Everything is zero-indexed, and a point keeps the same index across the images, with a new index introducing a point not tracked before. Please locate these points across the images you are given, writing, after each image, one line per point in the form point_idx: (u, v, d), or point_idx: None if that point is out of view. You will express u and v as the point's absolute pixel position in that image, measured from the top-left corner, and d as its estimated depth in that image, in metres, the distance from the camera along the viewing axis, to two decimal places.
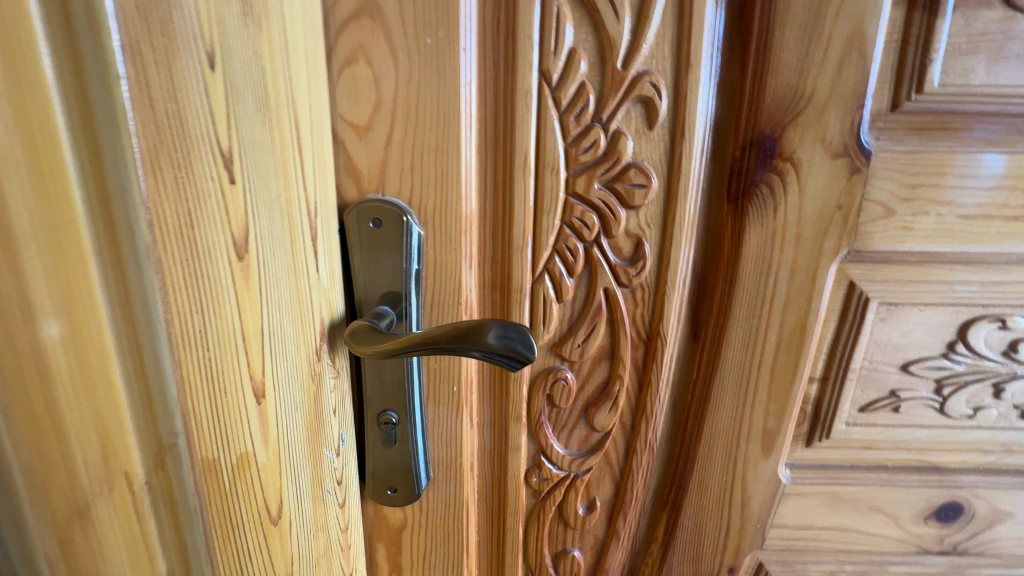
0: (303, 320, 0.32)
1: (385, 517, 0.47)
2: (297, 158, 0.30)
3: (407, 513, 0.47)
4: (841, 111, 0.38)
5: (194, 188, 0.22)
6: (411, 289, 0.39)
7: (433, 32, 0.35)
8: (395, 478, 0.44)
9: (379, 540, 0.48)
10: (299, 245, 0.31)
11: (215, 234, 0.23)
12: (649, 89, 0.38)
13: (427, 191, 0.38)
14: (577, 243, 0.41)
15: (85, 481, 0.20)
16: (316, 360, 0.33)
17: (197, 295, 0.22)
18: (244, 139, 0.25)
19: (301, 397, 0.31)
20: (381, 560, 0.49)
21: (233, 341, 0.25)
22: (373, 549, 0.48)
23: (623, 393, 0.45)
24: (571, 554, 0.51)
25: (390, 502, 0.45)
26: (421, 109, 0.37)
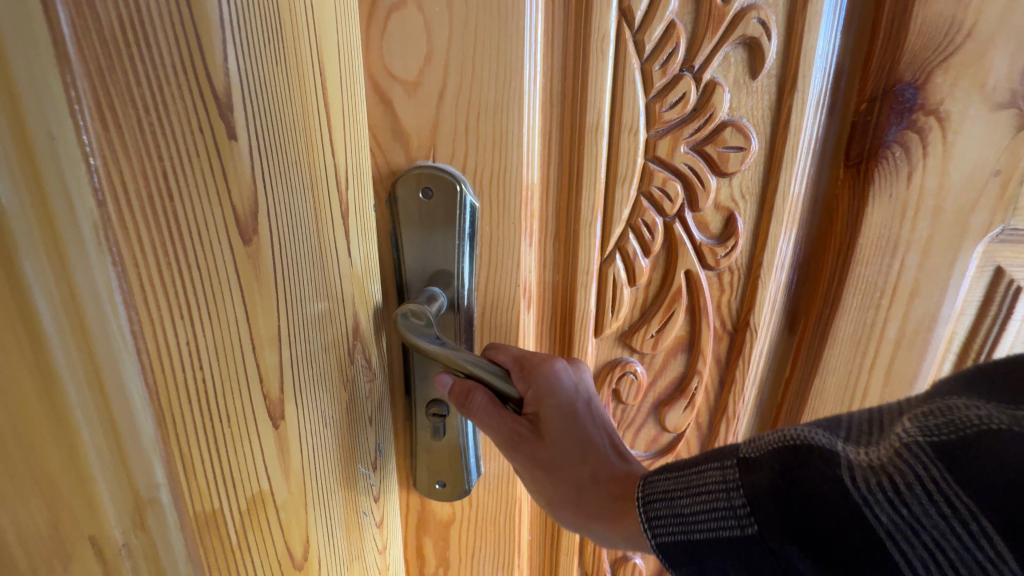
0: (333, 317, 0.29)
1: (431, 511, 0.44)
2: (323, 117, 0.26)
3: (456, 508, 0.44)
4: (1010, 49, 0.29)
5: (176, 154, 0.18)
6: (464, 269, 0.35)
7: None
8: (444, 472, 0.41)
9: (426, 534, 0.45)
10: (325, 220, 0.27)
11: (207, 212, 0.20)
12: (755, 27, 0.31)
13: (484, 156, 0.33)
14: (656, 217, 0.36)
15: (20, 555, 0.16)
16: (348, 362, 0.31)
17: (185, 288, 0.19)
18: (251, 89, 0.21)
19: (331, 390, 0.29)
20: (428, 554, 0.46)
21: (235, 349, 0.21)
22: (418, 541, 0.46)
23: (701, 390, 0.40)
24: (632, 562, 0.47)
25: (437, 496, 0.42)
26: (477, 61, 0.32)
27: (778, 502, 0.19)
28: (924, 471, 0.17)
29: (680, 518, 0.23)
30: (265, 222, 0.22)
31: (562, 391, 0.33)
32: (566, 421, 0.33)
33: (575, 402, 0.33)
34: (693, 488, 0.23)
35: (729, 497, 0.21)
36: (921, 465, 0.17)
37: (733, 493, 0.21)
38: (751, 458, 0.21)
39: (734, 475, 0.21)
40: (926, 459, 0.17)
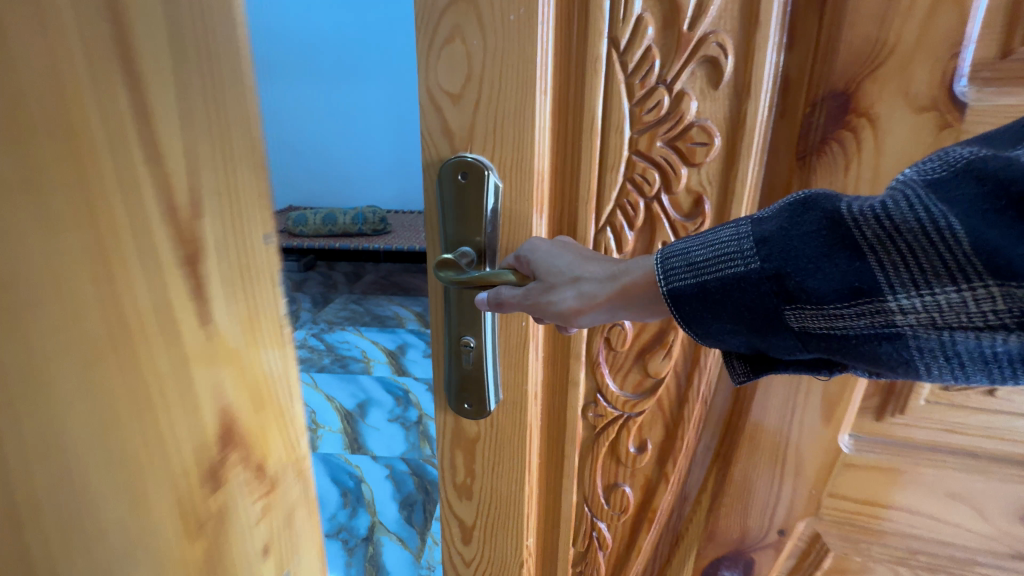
0: (254, 386, 0.29)
1: (463, 427, 0.56)
2: (234, 153, 0.26)
3: (481, 428, 0.55)
4: (929, 61, 0.36)
5: (68, 280, 0.20)
6: (489, 233, 0.47)
7: (515, 9, 0.41)
8: (471, 393, 0.53)
9: (458, 446, 0.56)
10: (247, 276, 0.28)
11: (91, 323, 0.21)
12: (715, 49, 0.40)
13: (507, 149, 0.45)
14: (638, 198, 0.45)
15: None
16: (224, 458, 0.28)
17: (85, 405, 0.21)
18: (103, 160, 0.20)
19: (119, 511, 0.23)
20: (459, 464, 0.57)
21: (130, 452, 0.23)
22: (454, 452, 0.56)
23: (677, 343, 0.49)
24: (622, 489, 0.56)
25: (465, 414, 0.54)
26: (502, 79, 0.43)
27: (783, 238, 0.31)
28: (889, 193, 0.28)
29: (696, 263, 0.34)
30: (140, 308, 0.22)
31: (541, 248, 0.43)
32: (547, 262, 0.42)
33: (565, 267, 0.41)
34: (711, 241, 0.34)
35: (742, 243, 0.32)
36: (907, 191, 0.28)
37: (745, 242, 0.32)
38: (762, 216, 0.33)
39: (753, 222, 0.33)
40: (921, 188, 0.27)
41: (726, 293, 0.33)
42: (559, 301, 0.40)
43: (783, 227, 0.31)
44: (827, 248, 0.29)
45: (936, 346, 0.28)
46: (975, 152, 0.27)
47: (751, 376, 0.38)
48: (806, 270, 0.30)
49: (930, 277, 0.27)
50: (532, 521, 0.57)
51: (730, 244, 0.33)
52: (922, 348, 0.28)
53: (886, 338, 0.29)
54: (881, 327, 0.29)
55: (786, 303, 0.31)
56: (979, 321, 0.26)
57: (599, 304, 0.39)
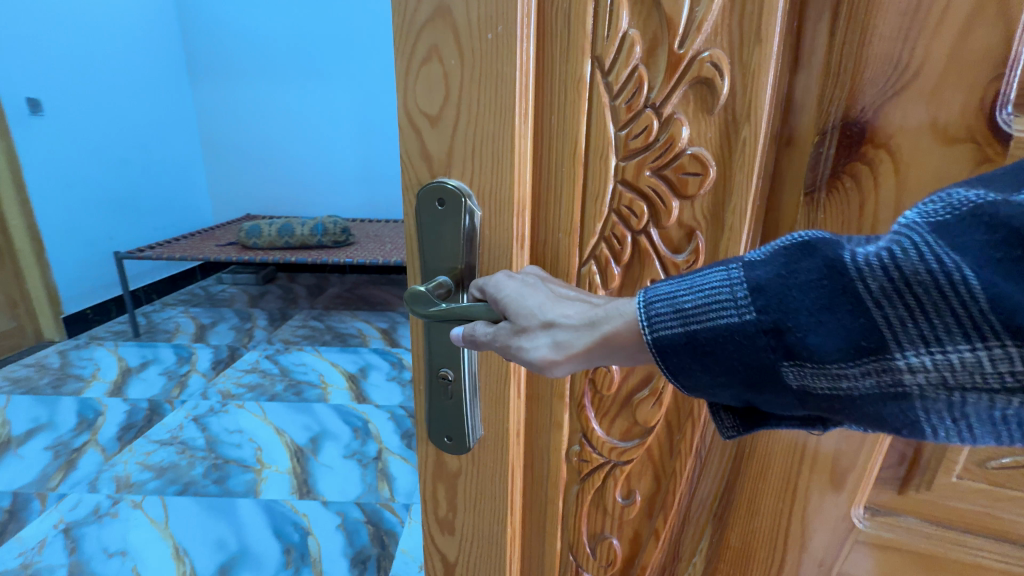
0: None
1: (444, 462, 0.51)
2: None
3: (462, 463, 0.50)
4: (965, 84, 0.30)
5: None
6: (468, 264, 0.43)
7: (493, 26, 0.37)
8: (451, 428, 0.48)
9: (437, 480, 0.51)
10: None
11: None
12: (710, 69, 0.35)
13: (485, 175, 0.41)
14: (625, 231, 0.41)
15: None
16: None
17: None
18: None
19: None
20: (441, 499, 0.52)
21: None
22: (436, 485, 0.52)
23: (668, 390, 0.44)
24: (609, 541, 0.51)
25: (445, 449, 0.49)
26: (481, 100, 0.39)
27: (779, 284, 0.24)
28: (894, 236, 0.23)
29: (679, 311, 0.27)
30: None
31: (506, 287, 0.37)
32: (516, 304, 0.35)
33: (536, 309, 0.35)
34: (695, 284, 0.27)
35: (732, 288, 0.25)
36: (915, 234, 0.22)
37: (734, 286, 0.25)
38: (752, 257, 0.26)
39: (742, 264, 0.26)
40: (930, 230, 0.22)
41: (712, 347, 0.26)
42: (532, 349, 0.34)
43: (778, 271, 0.25)
44: (825, 299, 0.23)
45: (946, 408, 0.23)
46: (983, 194, 0.22)
47: (740, 434, 0.31)
48: (805, 322, 0.24)
49: (946, 336, 0.21)
50: (516, 565, 0.53)
51: (718, 287, 0.26)
52: (930, 411, 0.23)
53: (891, 399, 0.23)
54: (885, 386, 0.23)
55: (782, 359, 0.25)
56: (995, 383, 0.21)
57: (577, 355, 0.32)
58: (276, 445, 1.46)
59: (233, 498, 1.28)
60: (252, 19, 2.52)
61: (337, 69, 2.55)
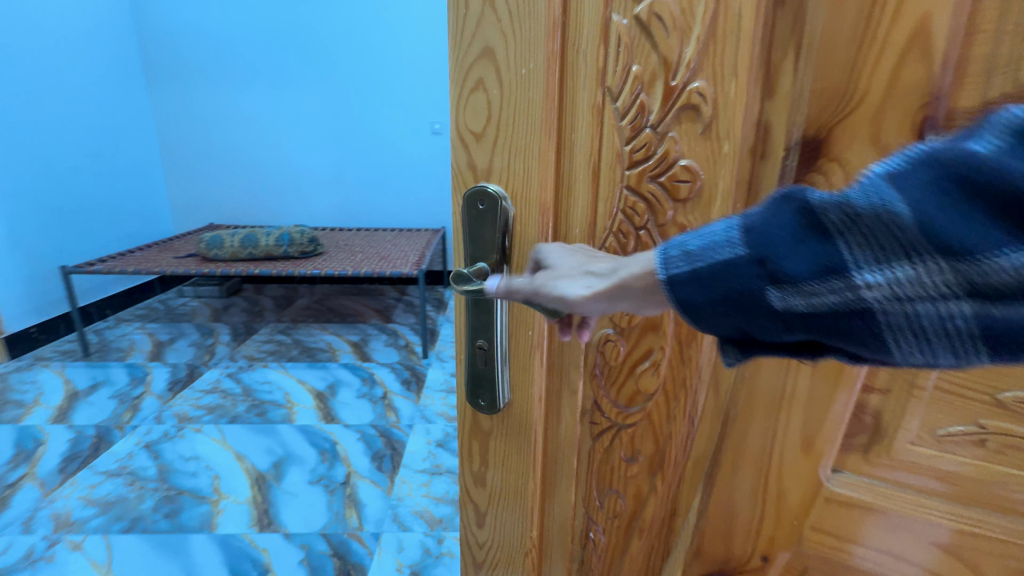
0: None
1: (478, 421, 0.59)
2: None
3: (495, 421, 0.59)
4: (898, 110, 0.38)
5: None
6: (501, 254, 0.53)
7: (526, 64, 0.47)
8: (485, 391, 0.57)
9: (471, 437, 0.60)
10: None
11: None
12: (697, 97, 0.43)
13: (518, 181, 0.51)
14: (629, 227, 0.50)
15: None
16: None
17: None
18: None
19: None
20: (474, 452, 0.61)
21: None
22: (471, 442, 0.60)
23: (666, 361, 0.51)
24: (613, 494, 0.58)
25: (480, 408, 0.58)
26: (517, 121, 0.49)
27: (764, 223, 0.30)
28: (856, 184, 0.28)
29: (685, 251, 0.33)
30: None
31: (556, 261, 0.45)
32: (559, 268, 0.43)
33: (575, 267, 0.42)
34: (700, 230, 0.33)
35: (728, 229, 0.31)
36: (873, 181, 0.28)
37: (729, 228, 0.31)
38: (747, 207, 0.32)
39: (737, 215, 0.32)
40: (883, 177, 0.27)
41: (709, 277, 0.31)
42: (567, 290, 0.40)
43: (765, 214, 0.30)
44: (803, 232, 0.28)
45: (911, 321, 0.27)
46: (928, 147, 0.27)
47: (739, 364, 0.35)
48: (786, 251, 0.29)
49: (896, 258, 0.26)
50: (537, 515, 0.61)
51: (718, 230, 0.32)
52: (895, 326, 0.27)
53: (859, 314, 0.28)
54: (854, 303, 0.28)
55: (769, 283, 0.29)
56: (942, 295, 0.26)
57: (600, 294, 0.38)
58: (237, 468, 1.64)
59: (187, 534, 1.39)
60: (243, 69, 2.98)
61: (331, 96, 2.95)
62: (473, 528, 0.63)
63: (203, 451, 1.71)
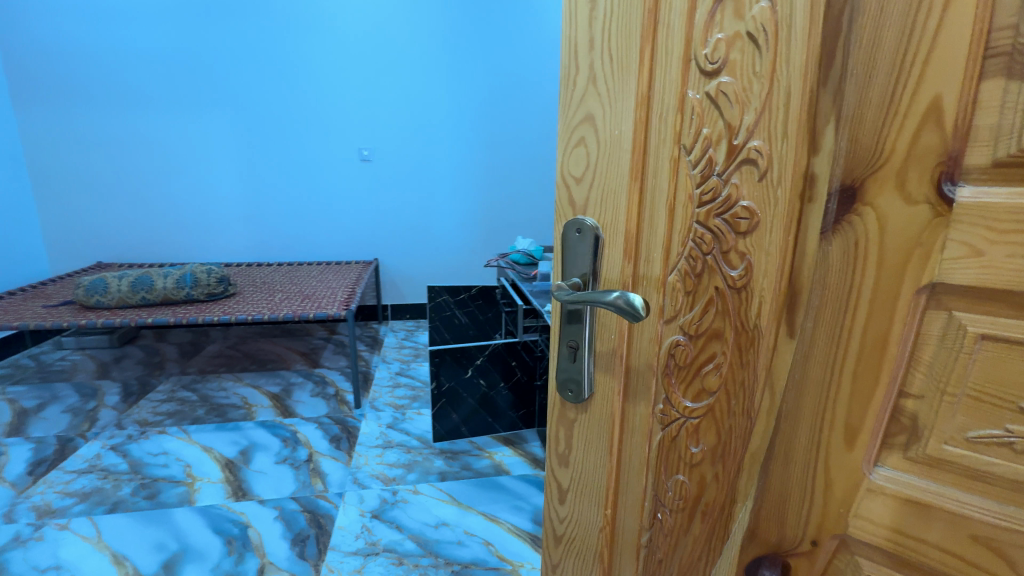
0: None
1: (566, 412, 0.74)
2: None
3: (578, 413, 0.73)
4: (920, 167, 0.49)
5: None
6: (594, 272, 0.68)
7: (618, 127, 0.62)
8: (574, 384, 0.70)
9: (560, 424, 0.75)
10: None
11: None
12: (754, 153, 0.56)
13: (608, 215, 0.65)
14: (698, 252, 0.62)
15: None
16: None
17: None
18: None
19: None
20: (561, 437, 0.75)
21: None
22: (559, 427, 0.75)
23: (728, 364, 0.62)
24: (678, 478, 0.69)
25: (570, 400, 0.72)
26: (609, 168, 0.64)
27: None
28: None
29: None
30: None
31: None
32: None
33: None
34: None
35: None
36: None
37: None
38: None
39: None
40: None
41: None
42: None
43: None
44: None
45: None
46: None
47: None
48: None
49: None
50: (611, 494, 0.72)
51: None
52: None
53: None
54: None
55: None
56: None
57: None
58: None
59: None
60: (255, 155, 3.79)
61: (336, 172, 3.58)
62: (554, 507, 0.77)
63: (68, 557, 1.73)
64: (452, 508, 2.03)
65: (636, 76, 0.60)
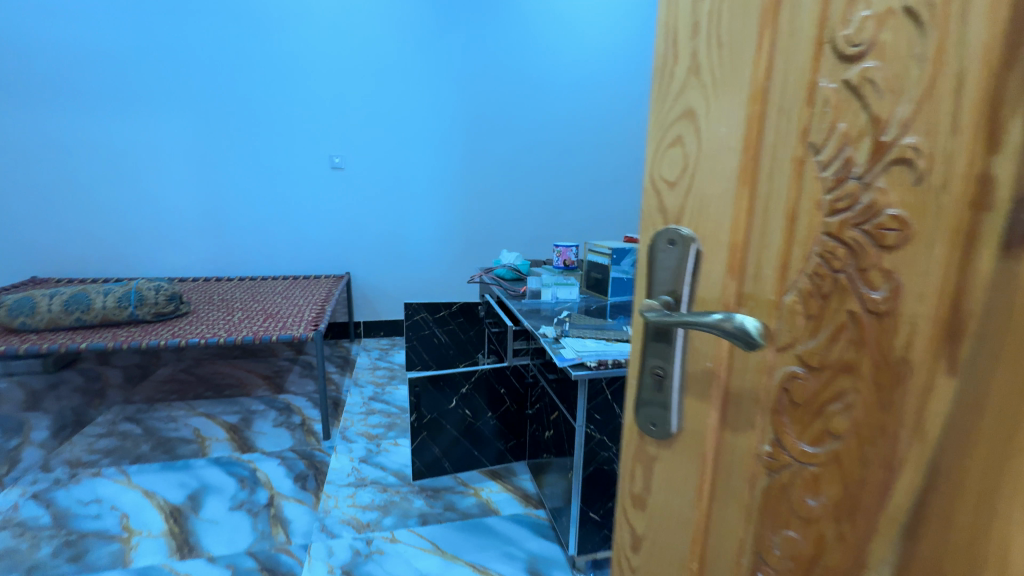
0: None
1: (645, 447, 0.69)
2: None
3: (660, 450, 0.67)
4: None
5: None
6: (688, 289, 0.61)
7: (725, 124, 0.55)
8: (656, 416, 0.66)
9: (639, 460, 0.70)
10: None
11: None
12: (909, 152, 0.46)
13: (708, 227, 0.58)
14: (828, 270, 0.52)
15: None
16: None
17: None
18: None
19: None
20: (639, 475, 0.71)
21: None
22: (636, 464, 0.71)
23: (861, 404, 0.52)
24: (787, 534, 0.59)
25: (650, 432, 0.67)
26: (713, 173, 0.57)
27: None
28: None
29: None
30: None
31: None
32: None
33: None
34: None
35: None
36: None
37: None
38: None
39: None
40: None
41: None
42: None
43: None
44: None
45: None
46: None
47: None
48: None
49: None
50: (700, 532, 0.65)
51: None
52: None
53: None
54: None
55: None
56: None
57: None
58: None
59: None
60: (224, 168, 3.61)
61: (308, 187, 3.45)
62: (627, 549, 0.74)
63: None
64: (435, 558, 1.80)
65: (754, 69, 0.53)
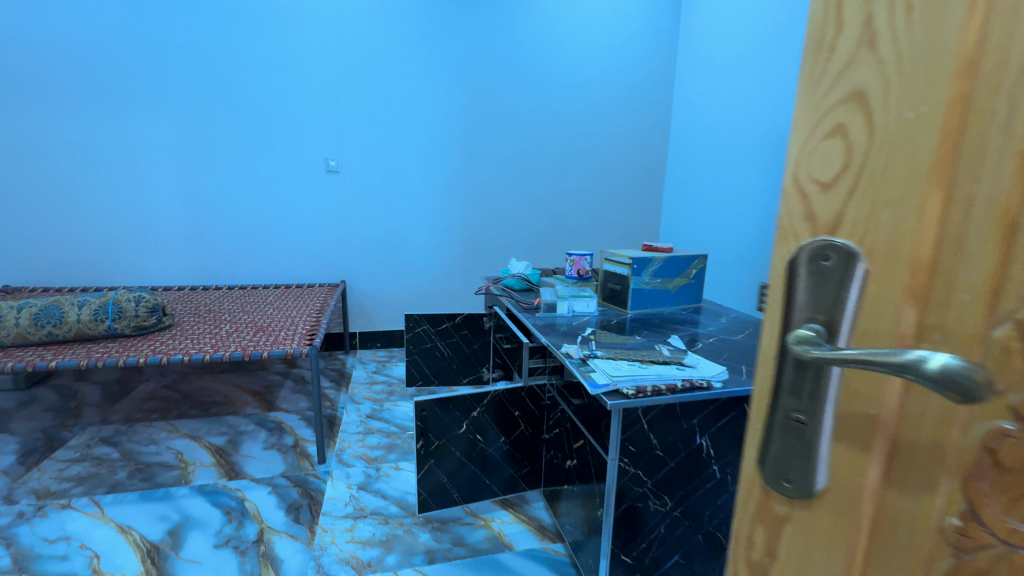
0: None
1: (771, 504, 0.54)
2: None
3: (792, 510, 0.52)
4: None
5: None
6: (851, 317, 0.46)
7: (916, 107, 0.40)
8: (792, 470, 0.51)
9: (761, 520, 0.55)
10: None
11: None
12: None
13: (880, 237, 0.43)
14: None
15: None
16: None
17: None
18: None
19: None
20: (761, 537, 0.56)
21: None
22: (756, 526, 0.56)
23: None
24: None
25: (784, 492, 0.52)
26: (891, 171, 0.42)
27: None
28: None
29: None
30: None
31: None
32: None
33: None
34: None
35: None
36: None
37: None
38: None
39: None
40: None
41: None
42: None
43: None
44: None
45: None
46: None
47: None
48: None
49: None
50: None
51: None
52: None
53: None
54: None
55: None
56: None
57: None
58: None
59: None
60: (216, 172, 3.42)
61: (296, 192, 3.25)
62: None
63: None
64: None
65: (966, 12, 0.37)
